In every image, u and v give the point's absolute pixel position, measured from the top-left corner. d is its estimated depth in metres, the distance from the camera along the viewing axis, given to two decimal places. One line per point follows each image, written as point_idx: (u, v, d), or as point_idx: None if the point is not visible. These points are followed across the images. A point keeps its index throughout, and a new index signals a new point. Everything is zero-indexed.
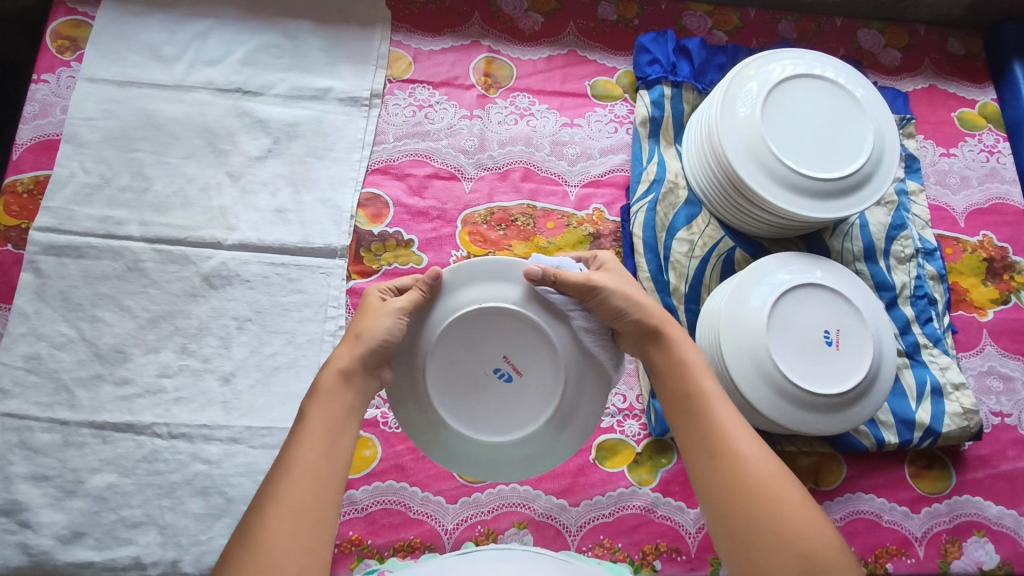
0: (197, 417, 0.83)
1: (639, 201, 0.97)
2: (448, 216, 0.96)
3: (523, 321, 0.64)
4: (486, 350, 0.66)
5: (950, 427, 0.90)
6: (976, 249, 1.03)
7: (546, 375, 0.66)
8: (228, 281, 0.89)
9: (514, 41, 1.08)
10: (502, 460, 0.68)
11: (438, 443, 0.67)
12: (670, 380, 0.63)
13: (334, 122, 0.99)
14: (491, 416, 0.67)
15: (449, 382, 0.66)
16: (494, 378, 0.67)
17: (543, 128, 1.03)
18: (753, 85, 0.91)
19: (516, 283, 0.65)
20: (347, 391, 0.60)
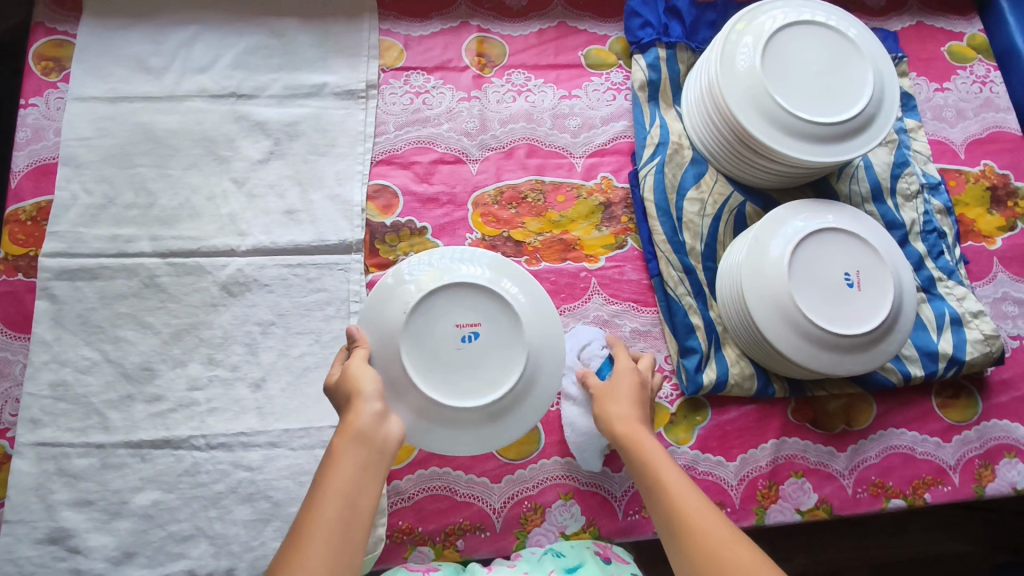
0: (233, 426, 0.82)
1: (646, 165, 0.97)
2: (458, 200, 0.96)
3: (452, 287, 0.73)
4: (440, 330, 0.72)
5: (973, 354, 0.91)
6: (978, 179, 1.05)
7: (495, 311, 0.73)
8: (247, 287, 0.88)
9: (503, 18, 1.06)
10: (471, 423, 0.73)
11: (453, 422, 0.72)
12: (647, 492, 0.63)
13: (333, 117, 0.97)
14: (458, 381, 0.72)
15: (422, 362, 0.71)
16: (466, 348, 0.73)
17: (542, 102, 1.02)
18: (746, 37, 0.90)
19: (437, 265, 0.75)
20: (363, 453, 0.59)
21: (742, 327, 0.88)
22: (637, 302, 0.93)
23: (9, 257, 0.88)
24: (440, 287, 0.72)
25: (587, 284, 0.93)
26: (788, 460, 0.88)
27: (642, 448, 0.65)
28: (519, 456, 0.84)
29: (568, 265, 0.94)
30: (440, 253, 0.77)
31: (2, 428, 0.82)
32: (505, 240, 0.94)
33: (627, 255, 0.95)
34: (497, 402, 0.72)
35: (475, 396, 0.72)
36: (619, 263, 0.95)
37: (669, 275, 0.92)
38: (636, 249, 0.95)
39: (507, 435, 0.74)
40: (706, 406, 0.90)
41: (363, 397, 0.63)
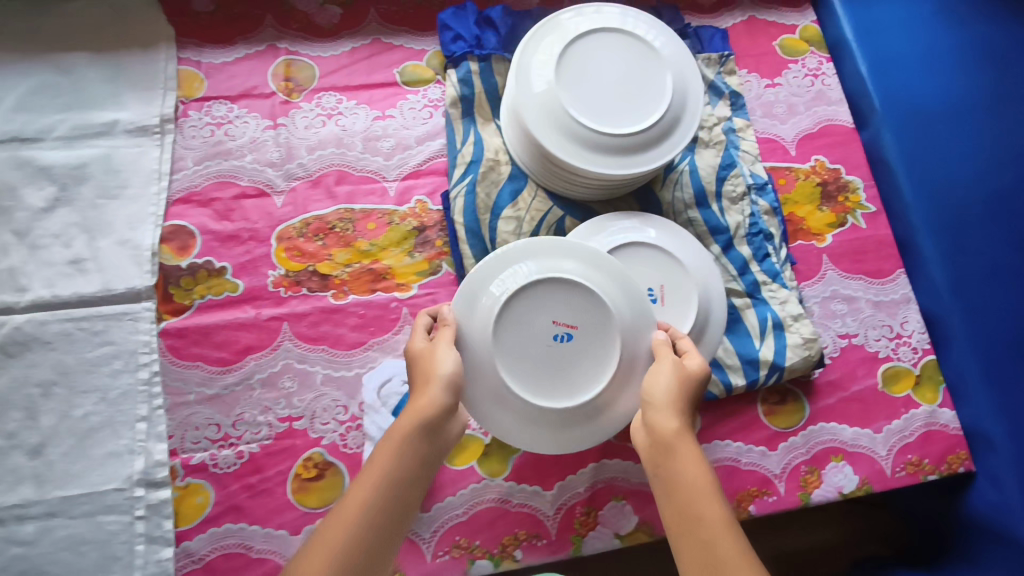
0: (7, 498, 0.78)
1: (456, 185, 0.93)
2: (261, 235, 0.91)
3: (560, 284, 0.75)
4: (538, 323, 0.76)
5: (793, 359, 0.89)
6: (809, 175, 1.03)
7: (596, 315, 0.76)
8: (26, 346, 0.83)
9: (313, 38, 1.01)
10: (517, 422, 0.77)
11: (523, 417, 0.76)
12: (674, 505, 0.60)
13: (125, 157, 0.92)
14: (571, 374, 0.76)
15: (519, 355, 0.75)
16: (558, 346, 0.76)
17: (353, 125, 0.97)
18: (551, 44, 0.87)
19: (533, 259, 0.77)
20: (417, 440, 0.64)
21: None
22: None
23: None
24: (544, 278, 0.75)
25: (397, 315, 0.90)
26: (608, 484, 0.87)
27: (677, 461, 0.62)
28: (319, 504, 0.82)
29: (377, 295, 0.91)
30: (534, 244, 0.78)
31: None
32: (310, 274, 0.91)
33: (441, 281, 0.92)
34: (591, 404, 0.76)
35: (564, 396, 0.76)
36: (432, 290, 0.91)
37: None
38: (450, 274, 0.92)
39: (595, 438, 0.78)
40: None
41: (422, 385, 0.68)
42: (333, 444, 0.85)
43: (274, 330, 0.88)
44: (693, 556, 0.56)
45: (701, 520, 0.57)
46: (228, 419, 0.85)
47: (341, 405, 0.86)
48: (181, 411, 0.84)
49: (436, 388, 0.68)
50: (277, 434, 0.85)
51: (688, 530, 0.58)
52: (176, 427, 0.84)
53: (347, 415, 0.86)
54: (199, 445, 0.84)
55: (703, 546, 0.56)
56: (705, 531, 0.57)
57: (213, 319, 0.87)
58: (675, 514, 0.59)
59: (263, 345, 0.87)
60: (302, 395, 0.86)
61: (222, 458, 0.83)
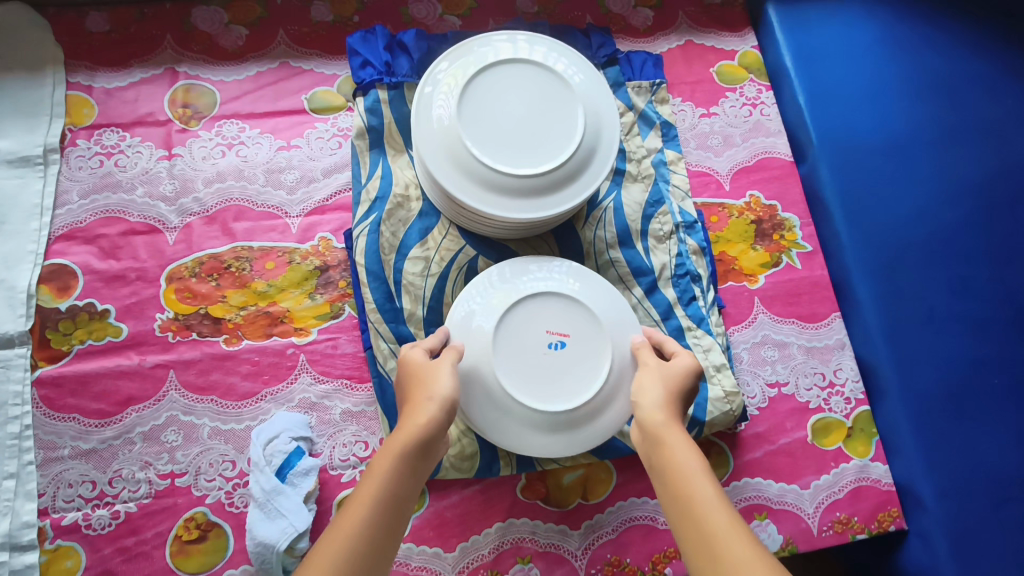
0: None
1: (359, 224, 0.87)
2: (149, 274, 0.85)
3: (547, 295, 0.78)
4: (533, 332, 0.77)
5: (713, 414, 0.83)
6: (743, 212, 0.97)
7: (586, 324, 0.78)
8: None
9: (215, 61, 0.96)
10: (510, 427, 0.75)
11: (517, 420, 0.75)
12: (667, 491, 0.60)
13: (4, 189, 0.86)
14: (555, 384, 0.76)
15: (513, 362, 0.76)
16: (553, 354, 0.77)
17: (255, 156, 0.92)
18: (465, 65, 0.82)
19: (548, 271, 0.80)
20: (413, 456, 0.62)
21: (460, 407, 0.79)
22: (352, 378, 0.84)
23: None
24: (530, 292, 0.78)
25: (294, 362, 0.84)
26: (515, 545, 0.80)
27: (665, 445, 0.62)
28: (198, 569, 0.75)
29: (273, 341, 0.84)
30: (528, 262, 0.81)
31: None
32: (202, 318, 0.84)
33: (343, 325, 0.86)
34: (583, 411, 0.75)
35: (559, 401, 0.75)
36: (332, 335, 0.85)
37: (379, 349, 0.83)
38: (353, 318, 0.87)
39: (580, 448, 0.76)
40: (424, 491, 0.81)
41: (423, 399, 0.67)
42: (218, 503, 0.77)
43: (160, 379, 0.81)
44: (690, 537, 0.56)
45: (694, 498, 0.57)
46: (104, 475, 0.77)
47: (229, 460, 0.79)
48: (53, 467, 0.77)
49: (434, 403, 0.66)
50: (158, 492, 0.77)
51: (685, 510, 0.57)
52: (47, 484, 0.76)
53: (236, 470, 0.79)
54: (71, 503, 0.76)
55: (698, 524, 0.56)
56: (698, 509, 0.56)
57: (93, 367, 0.81)
58: (672, 503, 0.59)
59: (147, 395, 0.81)
60: (187, 449, 0.79)
61: (97, 519, 0.76)
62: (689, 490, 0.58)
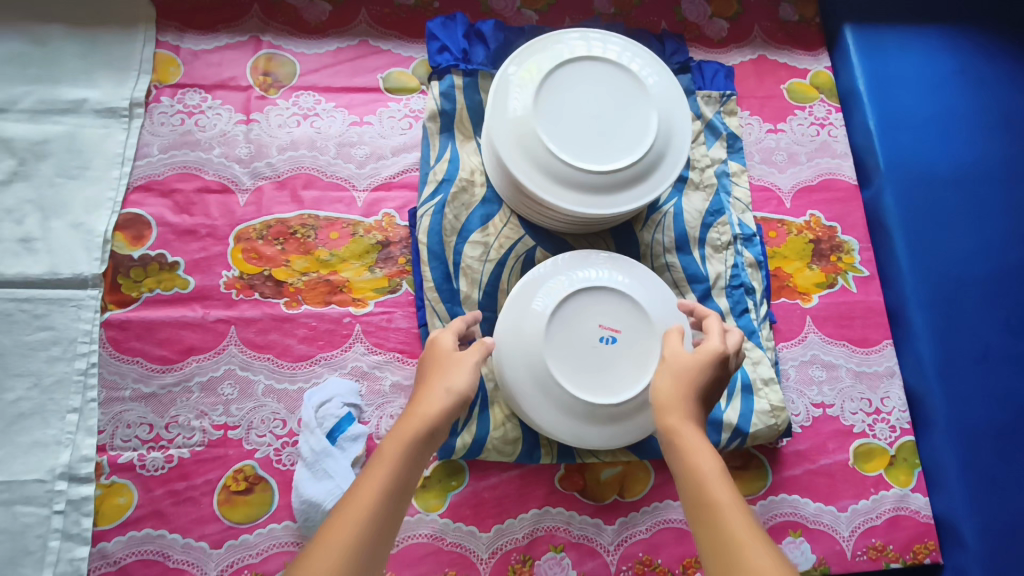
0: None
1: (425, 203, 0.89)
2: (219, 233, 0.88)
3: (604, 290, 0.78)
4: (586, 325, 0.77)
5: (758, 427, 0.84)
6: (802, 230, 0.97)
7: (640, 322, 0.78)
8: None
9: (297, 33, 0.98)
10: (553, 415, 0.76)
11: (560, 409, 0.76)
12: (685, 494, 0.57)
13: (90, 137, 0.90)
14: (602, 379, 0.76)
15: (564, 351, 0.76)
16: (603, 348, 0.77)
17: (328, 128, 0.94)
18: (545, 58, 0.83)
19: (606, 268, 0.80)
20: (421, 443, 0.60)
21: None
22: (403, 352, 0.86)
23: None
24: (588, 286, 0.78)
25: (349, 331, 0.86)
26: (548, 533, 0.81)
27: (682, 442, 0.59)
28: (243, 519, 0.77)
29: (331, 309, 0.86)
30: (587, 256, 0.82)
31: None
32: (265, 279, 0.87)
33: (400, 300, 0.88)
34: (624, 408, 0.76)
35: (604, 395, 0.75)
36: (388, 309, 0.87)
37: (434, 327, 0.85)
38: (410, 294, 0.88)
39: (616, 443, 0.77)
40: (464, 470, 0.82)
41: (435, 389, 0.65)
42: (267, 458, 0.80)
43: (221, 333, 0.84)
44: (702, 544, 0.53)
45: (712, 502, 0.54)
46: (161, 420, 0.80)
47: (280, 419, 0.81)
48: (114, 406, 0.80)
49: (450, 394, 0.64)
50: (210, 441, 0.80)
51: (696, 514, 0.55)
52: (107, 422, 0.79)
53: (285, 429, 0.81)
54: (129, 443, 0.79)
55: (710, 531, 0.53)
56: (710, 514, 0.53)
57: (158, 315, 0.84)
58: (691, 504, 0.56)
59: (207, 347, 0.83)
60: (241, 403, 0.82)
61: (151, 460, 0.79)
62: (701, 493, 0.55)
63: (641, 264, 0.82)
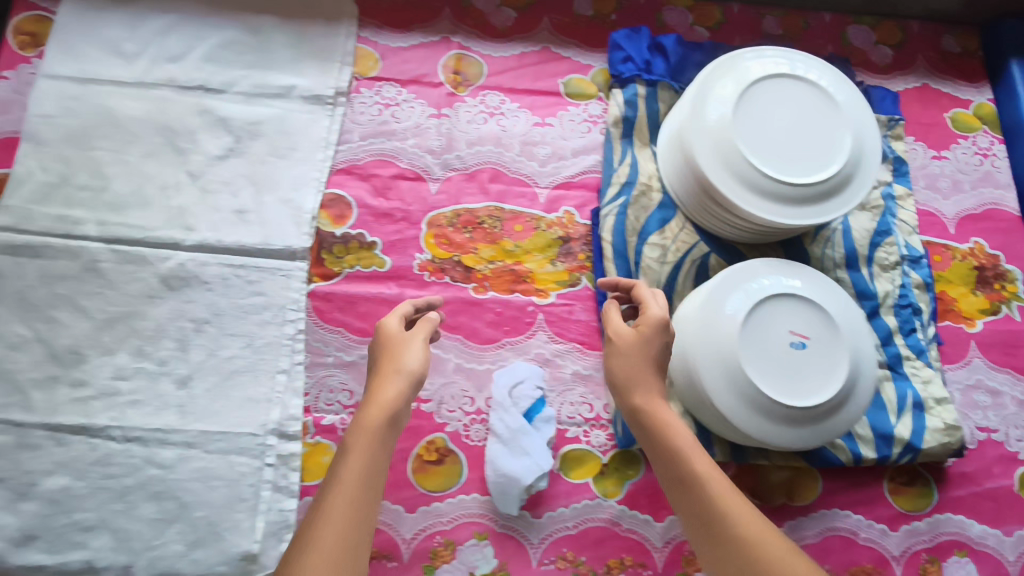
0: (152, 421, 0.82)
1: (609, 204, 0.94)
2: (413, 217, 0.94)
3: (794, 298, 0.82)
4: (777, 328, 0.81)
5: (930, 443, 0.86)
6: (966, 256, 0.99)
7: (828, 332, 0.81)
8: (186, 283, 0.87)
9: (486, 38, 1.03)
10: (739, 411, 0.80)
11: (746, 406, 0.80)
12: (660, 465, 0.70)
13: (296, 121, 0.95)
14: (791, 381, 0.80)
15: (756, 351, 0.80)
16: (792, 352, 0.81)
17: (513, 127, 0.99)
18: (745, 72, 0.87)
19: (795, 277, 0.84)
20: (383, 428, 0.66)
21: (686, 384, 0.85)
22: (584, 343, 0.91)
23: None
24: (780, 292, 0.82)
25: (532, 319, 0.91)
26: None
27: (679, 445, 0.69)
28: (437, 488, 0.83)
29: (516, 296, 0.92)
30: (776, 264, 0.85)
31: None
32: (455, 264, 0.92)
33: (579, 294, 0.93)
34: (810, 412, 0.79)
35: (792, 397, 0.79)
36: (569, 301, 0.92)
37: None
38: (589, 289, 0.93)
39: (798, 444, 0.80)
40: (640, 460, 0.87)
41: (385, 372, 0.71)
42: (456, 432, 0.86)
43: None
44: (708, 537, 0.63)
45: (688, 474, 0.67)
46: (362, 388, 0.86)
47: (469, 396, 0.87)
48: (319, 371, 0.86)
49: (391, 381, 0.70)
50: None
51: (698, 511, 0.65)
52: (312, 386, 0.86)
53: (474, 407, 0.87)
54: (332, 407, 0.85)
55: (719, 526, 0.63)
56: (719, 508, 0.63)
57: (359, 290, 0.90)
58: (668, 476, 0.69)
59: None
60: (433, 378, 0.87)
61: (352, 424, 0.85)
62: (701, 492, 0.65)
63: (826, 277, 0.86)
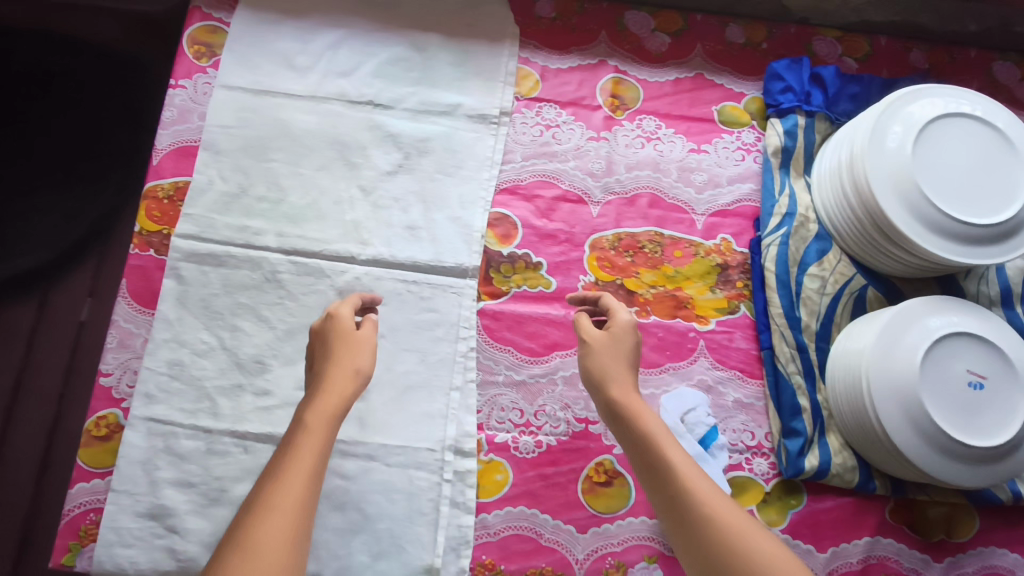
0: None
1: (771, 234, 0.96)
2: (576, 240, 0.95)
3: (971, 337, 0.84)
4: (955, 366, 0.83)
5: None
6: None
7: (1004, 374, 0.83)
8: None
9: (642, 62, 1.05)
10: (916, 445, 0.81)
11: (923, 440, 0.81)
12: (638, 460, 0.67)
13: (463, 140, 0.97)
14: (970, 420, 0.81)
15: (936, 388, 0.82)
16: (970, 391, 0.82)
17: (670, 153, 1.01)
18: (923, 110, 0.89)
19: (969, 317, 0.86)
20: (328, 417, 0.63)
21: (852, 416, 0.87)
22: (744, 371, 0.92)
23: (145, 232, 0.88)
24: (958, 331, 0.83)
25: (694, 345, 0.92)
26: (881, 562, 0.86)
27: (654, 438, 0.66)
28: (608, 509, 0.84)
29: (677, 322, 0.93)
30: (947, 302, 0.87)
31: (118, 399, 0.82)
32: (617, 288, 0.94)
33: (738, 321, 0.94)
34: (988, 451, 0.81)
35: (971, 436, 0.81)
36: (728, 329, 0.94)
37: (781, 351, 0.91)
38: (747, 317, 0.94)
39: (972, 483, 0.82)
40: (802, 490, 0.88)
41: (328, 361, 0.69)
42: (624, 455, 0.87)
43: None
44: (681, 526, 0.60)
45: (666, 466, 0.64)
46: (531, 407, 0.87)
47: None
48: (490, 389, 0.87)
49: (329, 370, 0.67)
50: (574, 433, 0.87)
51: (671, 501, 0.62)
52: (484, 403, 0.87)
53: None
54: (504, 425, 0.86)
55: (688, 512, 0.60)
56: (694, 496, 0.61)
57: (527, 310, 0.91)
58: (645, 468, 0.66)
59: (570, 344, 0.90)
60: None
61: (524, 443, 0.86)
62: (675, 483, 0.63)
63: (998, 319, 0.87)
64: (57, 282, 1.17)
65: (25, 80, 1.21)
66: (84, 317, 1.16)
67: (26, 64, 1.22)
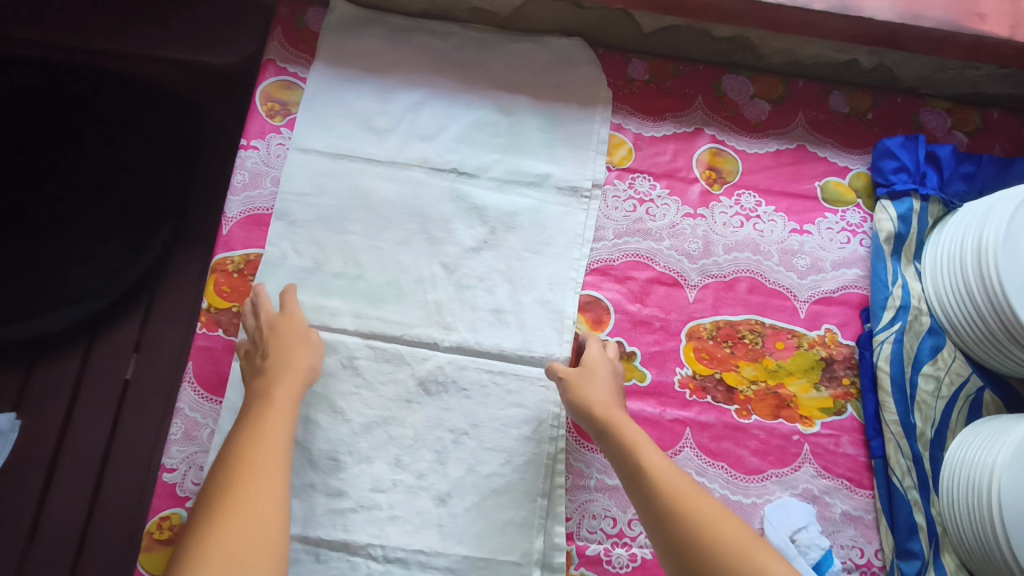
0: (412, 541, 0.77)
1: (884, 329, 0.88)
2: (671, 327, 0.88)
3: None
4: None
5: None
6: None
7: None
8: (444, 388, 0.82)
9: (741, 131, 0.98)
10: None
11: None
12: (620, 461, 0.70)
13: (552, 214, 0.90)
14: None
15: None
16: None
17: (771, 233, 0.94)
18: None
19: None
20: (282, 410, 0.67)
21: (976, 540, 0.79)
22: (851, 481, 0.85)
23: (213, 309, 0.82)
24: None
25: (799, 449, 0.85)
26: None
27: (635, 446, 0.69)
28: None
29: (780, 423, 0.86)
30: None
31: (182, 497, 0.75)
32: (716, 382, 0.87)
33: (845, 424, 0.87)
34: None
35: None
36: (835, 432, 0.86)
37: (896, 462, 0.83)
38: (855, 419, 0.87)
39: None
40: None
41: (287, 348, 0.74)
42: None
43: (677, 434, 0.84)
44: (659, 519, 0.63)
45: (642, 464, 0.67)
46: (625, 515, 0.80)
47: None
48: (580, 494, 0.80)
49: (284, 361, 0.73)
50: None
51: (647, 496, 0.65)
52: (574, 510, 0.80)
53: None
54: (595, 535, 0.79)
55: (661, 503, 0.63)
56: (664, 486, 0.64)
57: None
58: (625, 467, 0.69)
59: (666, 446, 0.83)
60: None
61: (618, 556, 0.78)
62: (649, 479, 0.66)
63: None
64: (103, 334, 1.10)
65: (74, 110, 1.11)
66: (128, 373, 1.10)
67: (67, 101, 1.11)
